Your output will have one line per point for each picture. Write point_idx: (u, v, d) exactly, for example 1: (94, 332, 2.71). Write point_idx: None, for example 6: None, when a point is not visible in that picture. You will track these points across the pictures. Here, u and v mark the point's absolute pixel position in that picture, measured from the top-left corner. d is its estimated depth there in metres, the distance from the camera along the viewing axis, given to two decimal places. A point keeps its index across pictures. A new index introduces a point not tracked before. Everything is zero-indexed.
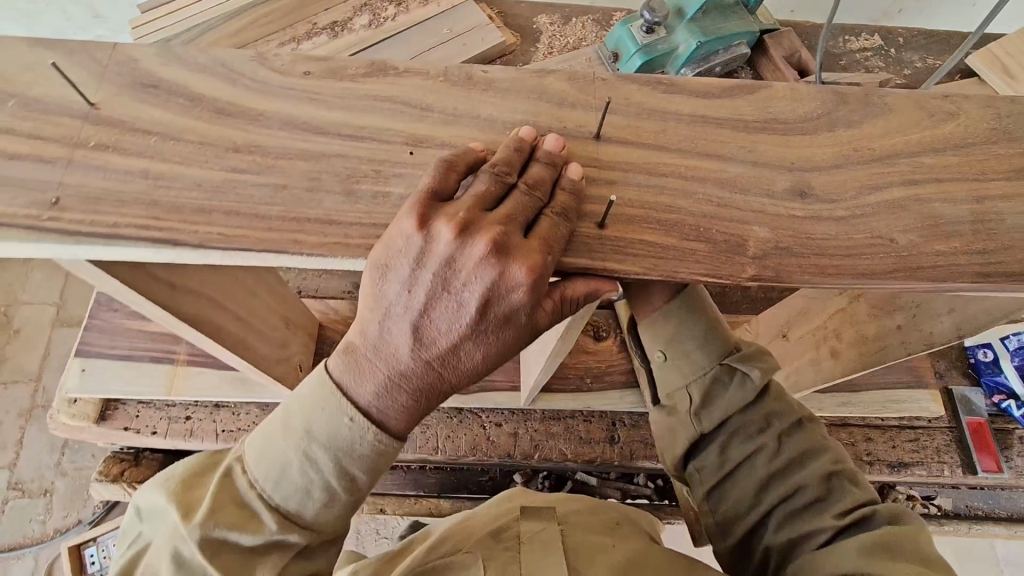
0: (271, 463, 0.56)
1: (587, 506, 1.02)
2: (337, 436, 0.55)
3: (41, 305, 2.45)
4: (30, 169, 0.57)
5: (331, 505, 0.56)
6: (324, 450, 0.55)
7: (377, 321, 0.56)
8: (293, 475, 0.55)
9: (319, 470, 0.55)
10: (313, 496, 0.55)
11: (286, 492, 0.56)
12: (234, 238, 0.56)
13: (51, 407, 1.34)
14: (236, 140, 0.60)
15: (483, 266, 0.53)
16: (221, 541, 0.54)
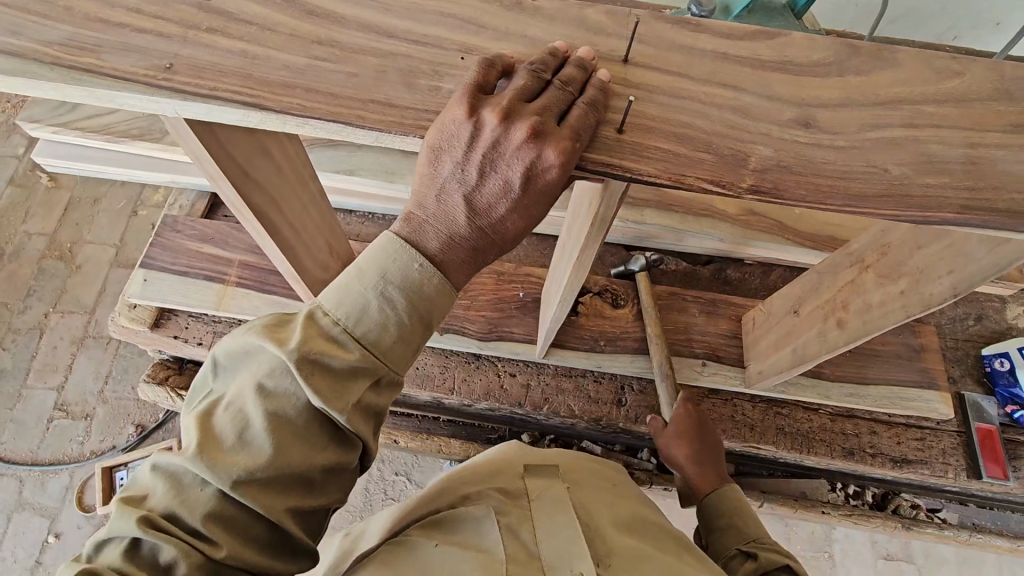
0: (350, 304, 0.65)
1: (589, 468, 1.07)
2: (408, 278, 0.66)
3: (102, 244, 2.65)
4: (153, 40, 0.69)
5: (402, 336, 0.66)
6: (397, 288, 0.65)
7: (434, 193, 0.68)
8: (370, 310, 0.65)
9: (393, 306, 0.65)
10: (384, 327, 0.65)
11: (365, 327, 0.64)
12: (310, 108, 0.66)
13: (114, 308, 1.49)
14: (319, 35, 0.71)
15: (526, 149, 0.64)
16: (314, 364, 0.61)
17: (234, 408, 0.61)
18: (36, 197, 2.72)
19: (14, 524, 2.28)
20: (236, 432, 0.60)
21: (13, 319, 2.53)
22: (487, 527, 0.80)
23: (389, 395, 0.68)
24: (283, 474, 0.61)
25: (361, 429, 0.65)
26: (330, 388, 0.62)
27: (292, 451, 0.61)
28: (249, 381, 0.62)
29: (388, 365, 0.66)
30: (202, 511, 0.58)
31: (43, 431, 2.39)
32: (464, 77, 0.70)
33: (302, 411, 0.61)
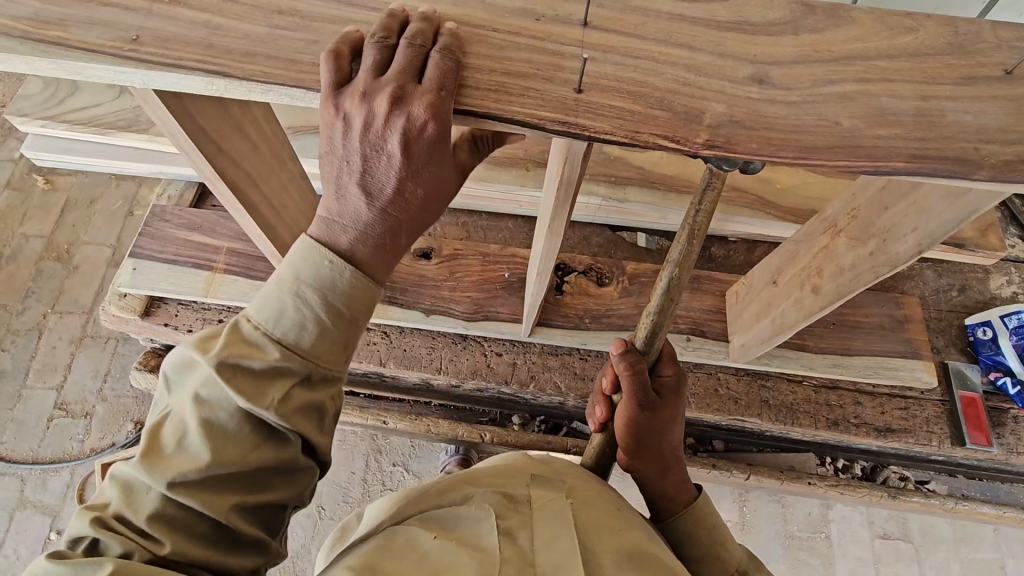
0: (270, 306, 0.68)
1: (593, 482, 1.04)
2: (321, 276, 0.68)
3: (98, 244, 2.68)
4: (118, 12, 0.71)
5: (324, 332, 0.68)
6: (310, 287, 0.68)
7: (334, 199, 0.72)
8: (286, 312, 0.68)
9: (308, 304, 0.68)
10: (307, 330, 0.68)
11: (284, 326, 0.68)
12: (270, 74, 0.68)
13: (105, 297, 1.52)
14: (281, 4, 0.73)
15: (393, 122, 0.67)
16: (234, 367, 0.65)
17: (173, 417, 0.65)
18: (33, 198, 2.75)
19: (16, 523, 2.30)
20: (173, 438, 0.64)
21: (12, 319, 2.56)
22: (485, 528, 0.80)
23: (324, 391, 0.70)
24: (220, 473, 0.64)
25: (295, 425, 0.67)
26: (247, 384, 0.64)
27: (224, 450, 0.64)
28: (186, 394, 0.66)
29: (311, 360, 0.68)
30: (148, 510, 0.62)
31: (44, 430, 2.41)
32: None
33: (233, 416, 0.64)
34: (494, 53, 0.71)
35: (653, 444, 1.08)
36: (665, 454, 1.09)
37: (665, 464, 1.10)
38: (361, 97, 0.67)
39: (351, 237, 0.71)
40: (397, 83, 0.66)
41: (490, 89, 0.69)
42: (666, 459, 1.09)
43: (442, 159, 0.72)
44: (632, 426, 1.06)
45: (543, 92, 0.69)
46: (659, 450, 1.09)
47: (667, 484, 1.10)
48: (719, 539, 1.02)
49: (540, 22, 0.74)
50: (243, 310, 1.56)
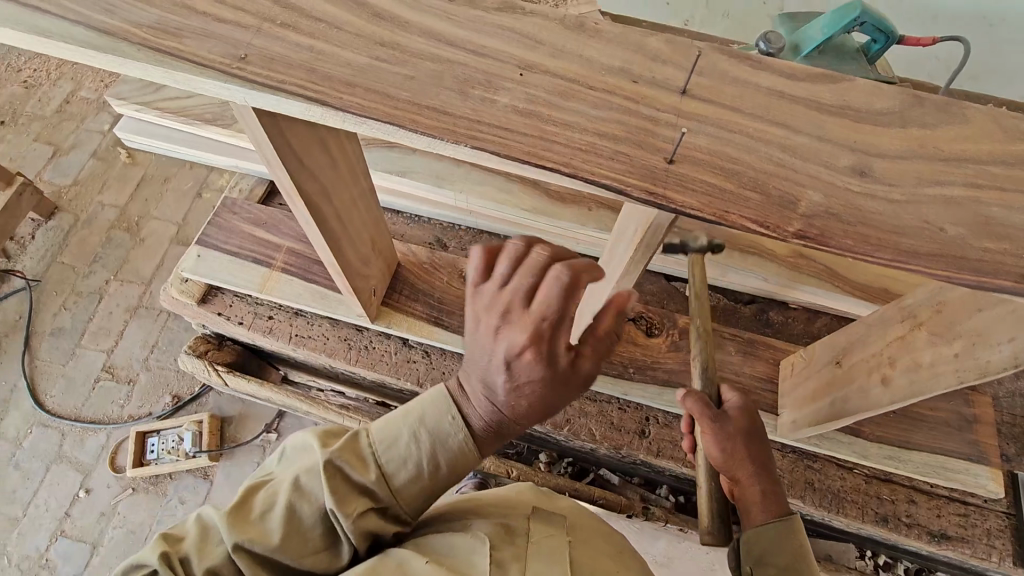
0: (389, 431, 0.81)
1: (593, 521, 0.99)
2: (441, 428, 0.80)
3: (165, 221, 2.81)
4: (231, 30, 0.74)
5: (418, 480, 0.81)
6: (428, 432, 0.80)
7: (461, 378, 0.79)
8: (400, 443, 0.81)
9: (418, 448, 0.80)
10: (406, 468, 0.80)
11: (393, 458, 0.80)
12: (365, 108, 0.69)
13: (167, 280, 1.57)
14: (384, 38, 0.74)
15: (515, 348, 0.68)
16: (337, 470, 0.78)
17: (269, 490, 0.79)
18: (114, 170, 2.91)
19: (51, 475, 2.40)
20: (262, 509, 0.77)
21: (77, 281, 2.69)
22: (478, 557, 0.79)
23: (389, 524, 0.83)
24: (279, 560, 0.76)
25: (353, 544, 0.79)
26: (343, 498, 0.77)
27: (291, 543, 0.76)
28: (288, 476, 0.79)
29: (394, 498, 0.81)
30: (213, 561, 0.75)
31: (89, 389, 2.52)
32: (517, 92, 0.71)
33: (315, 517, 0.77)
34: (588, 112, 0.70)
35: (736, 457, 0.98)
36: (753, 469, 0.99)
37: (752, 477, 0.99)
38: (499, 309, 0.68)
39: (475, 418, 0.79)
40: (526, 317, 0.67)
41: (580, 148, 0.67)
42: (755, 473, 0.98)
43: (559, 385, 0.72)
44: (714, 444, 0.99)
45: (634, 158, 0.67)
46: (747, 462, 0.98)
47: (757, 494, 0.98)
48: (801, 557, 0.91)
49: (637, 83, 0.72)
50: (294, 310, 1.58)
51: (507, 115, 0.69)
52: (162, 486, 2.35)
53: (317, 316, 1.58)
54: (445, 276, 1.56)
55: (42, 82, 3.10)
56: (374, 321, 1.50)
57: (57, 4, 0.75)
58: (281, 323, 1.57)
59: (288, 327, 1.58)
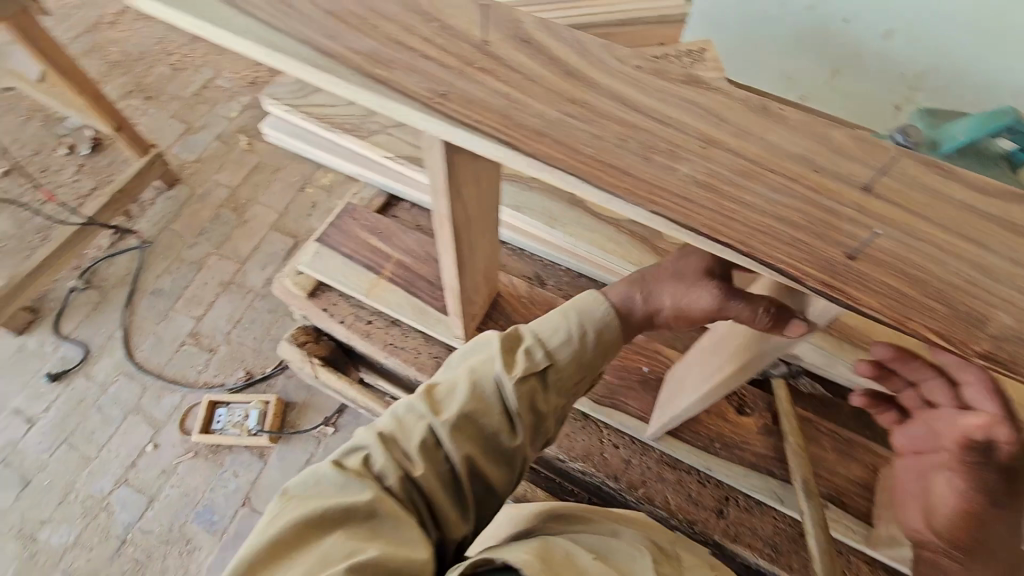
0: (542, 325, 0.98)
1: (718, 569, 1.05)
2: (588, 316, 0.98)
3: (269, 208, 3.01)
4: (437, 68, 0.80)
5: (568, 350, 0.96)
6: (576, 319, 0.98)
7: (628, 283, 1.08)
8: (554, 330, 0.97)
9: (568, 329, 0.97)
10: (557, 335, 0.96)
11: (550, 342, 0.95)
12: (553, 159, 0.72)
13: (284, 271, 1.69)
14: (574, 95, 0.78)
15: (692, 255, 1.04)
16: (507, 346, 0.94)
17: (447, 380, 0.92)
18: (233, 154, 3.17)
19: (127, 424, 2.51)
20: (446, 391, 0.91)
21: (184, 249, 2.91)
22: (636, 563, 0.84)
23: (549, 398, 0.95)
24: (470, 423, 0.88)
25: (525, 412, 0.91)
26: (510, 364, 0.92)
27: (476, 406, 0.89)
28: (462, 369, 0.93)
29: (552, 368, 0.94)
30: (418, 439, 0.85)
31: (173, 351, 2.67)
32: (699, 164, 0.73)
33: (494, 385, 0.90)
34: (770, 195, 0.70)
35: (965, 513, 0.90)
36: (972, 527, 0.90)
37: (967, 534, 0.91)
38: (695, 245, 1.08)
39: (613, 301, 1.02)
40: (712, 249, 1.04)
41: (759, 229, 0.68)
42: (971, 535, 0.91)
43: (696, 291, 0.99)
44: (951, 491, 0.92)
45: (813, 248, 0.67)
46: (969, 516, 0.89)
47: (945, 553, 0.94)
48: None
49: (819, 174, 0.72)
50: (392, 319, 1.64)
51: (688, 185, 0.71)
52: (223, 455, 2.45)
53: (413, 329, 1.63)
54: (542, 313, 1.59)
55: (187, 67, 3.44)
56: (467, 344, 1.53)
57: (290, 26, 0.84)
58: (378, 329, 1.64)
59: (384, 334, 1.64)
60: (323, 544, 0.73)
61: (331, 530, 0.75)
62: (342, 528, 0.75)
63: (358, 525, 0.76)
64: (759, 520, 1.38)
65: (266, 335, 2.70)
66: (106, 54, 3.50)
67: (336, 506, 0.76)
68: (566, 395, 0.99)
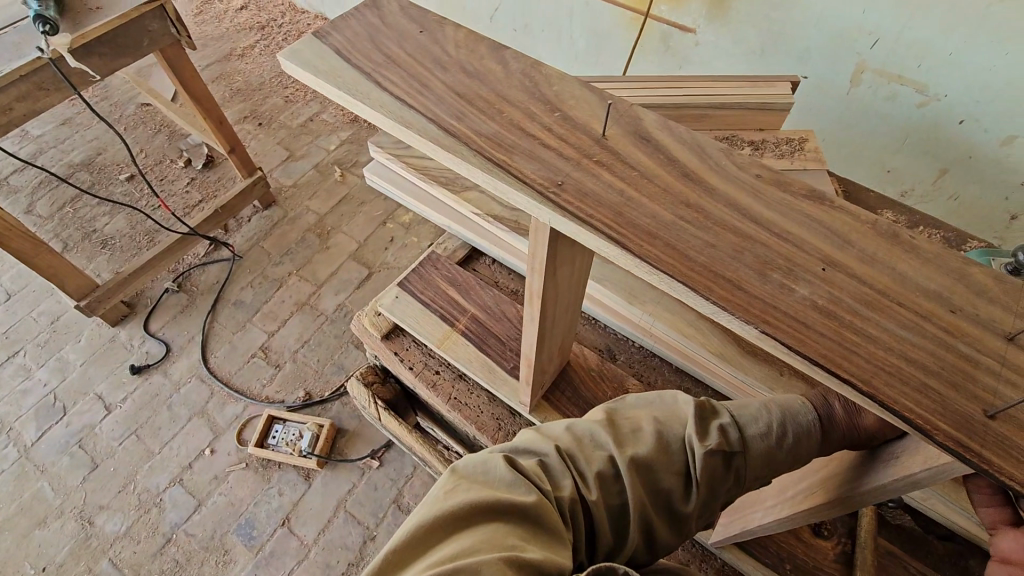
0: (741, 404, 0.80)
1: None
2: (792, 409, 0.78)
3: (350, 237, 3.18)
4: (557, 158, 0.83)
5: (766, 438, 0.75)
6: (779, 409, 0.78)
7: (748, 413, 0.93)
8: (752, 407, 0.79)
9: (769, 414, 0.77)
10: (757, 423, 0.76)
11: (747, 419, 0.77)
12: (664, 261, 0.71)
13: (364, 308, 1.75)
14: (690, 199, 0.78)
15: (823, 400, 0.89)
16: (702, 408, 0.78)
17: (630, 418, 0.79)
18: (327, 184, 3.39)
19: (190, 425, 2.60)
20: (629, 428, 0.77)
21: (269, 266, 3.08)
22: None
23: (734, 480, 0.74)
24: (648, 471, 0.72)
25: (707, 480, 0.72)
26: (703, 431, 0.74)
27: (659, 456, 0.73)
28: (649, 412, 0.80)
29: (749, 453, 0.74)
30: (594, 465, 0.72)
31: (244, 362, 2.79)
32: (819, 287, 0.69)
33: (680, 443, 0.74)
34: (897, 332, 0.66)
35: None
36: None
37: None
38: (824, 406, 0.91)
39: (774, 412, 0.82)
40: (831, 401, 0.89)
41: (884, 368, 0.63)
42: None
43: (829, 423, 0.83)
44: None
45: (946, 399, 0.62)
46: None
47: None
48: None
49: (953, 314, 0.68)
50: (459, 373, 1.65)
51: (805, 308, 0.68)
52: (270, 471, 2.47)
53: (478, 386, 1.63)
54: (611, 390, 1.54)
55: (298, 101, 3.78)
56: (530, 411, 1.51)
57: (423, 105, 0.91)
58: (443, 380, 1.65)
59: (448, 386, 1.65)
60: (484, 532, 0.59)
61: (493, 524, 0.61)
62: (505, 523, 0.61)
63: (523, 527, 0.61)
64: None
65: (330, 358, 2.78)
66: (232, 82, 3.87)
67: (507, 498, 0.63)
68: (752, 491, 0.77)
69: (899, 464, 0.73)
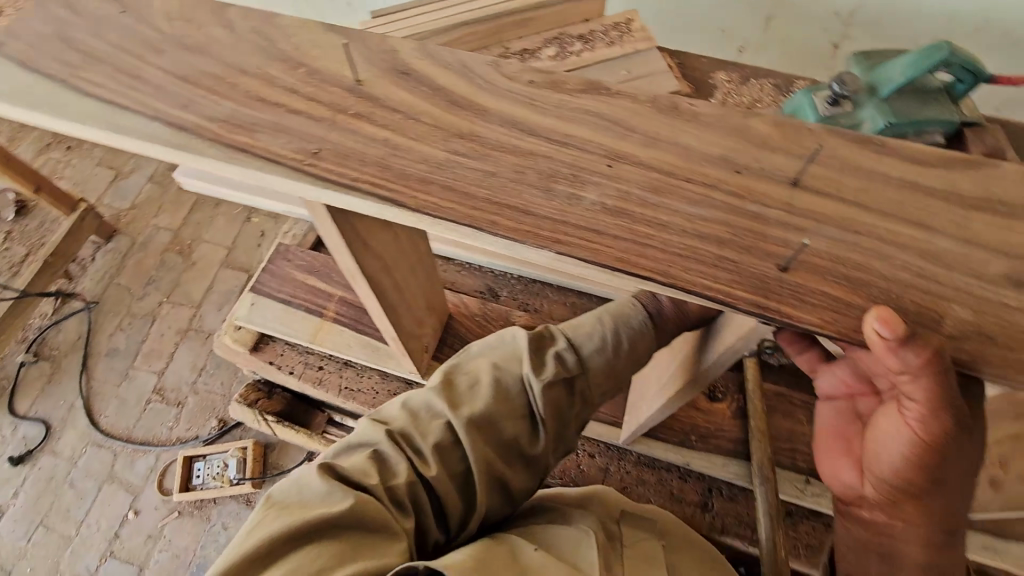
0: (576, 319, 0.78)
1: (691, 538, 0.88)
2: (623, 311, 0.78)
3: (217, 245, 2.82)
4: (304, 122, 0.70)
5: (603, 351, 0.74)
6: (612, 314, 0.77)
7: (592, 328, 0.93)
8: (586, 321, 0.77)
9: (603, 324, 0.76)
10: (592, 339, 0.75)
11: (582, 336, 0.75)
12: (444, 208, 0.64)
13: (222, 327, 1.57)
14: (462, 128, 0.69)
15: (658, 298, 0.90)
16: (537, 340, 0.75)
17: (467, 369, 0.74)
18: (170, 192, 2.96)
19: (102, 495, 2.36)
20: (465, 382, 0.72)
21: (134, 301, 2.71)
22: (585, 550, 0.68)
23: (579, 403, 0.74)
24: (489, 426, 0.70)
25: (550, 416, 0.71)
26: (539, 365, 0.72)
27: (498, 407, 0.70)
28: (486, 356, 0.75)
29: (585, 373, 0.74)
30: (429, 438, 0.68)
31: (140, 410, 2.51)
32: (607, 187, 0.64)
33: (518, 385, 0.72)
34: (688, 210, 0.63)
35: (921, 455, 0.55)
36: (937, 469, 0.56)
37: (919, 488, 0.57)
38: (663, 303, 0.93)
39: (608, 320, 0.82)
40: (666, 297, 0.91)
41: (679, 254, 0.61)
42: (931, 484, 0.57)
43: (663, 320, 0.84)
44: (895, 434, 0.57)
45: (742, 266, 0.60)
46: (931, 470, 0.55)
47: (919, 550, 0.61)
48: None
49: (740, 175, 0.65)
50: (344, 361, 1.55)
51: (595, 214, 0.63)
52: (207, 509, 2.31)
53: (367, 367, 1.54)
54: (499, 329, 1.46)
55: None
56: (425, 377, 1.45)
57: (135, 97, 0.74)
58: (330, 374, 1.55)
59: (337, 377, 1.55)
60: (293, 564, 0.54)
61: (304, 548, 0.56)
62: (319, 545, 0.56)
63: (343, 540, 0.57)
64: (744, 505, 1.36)
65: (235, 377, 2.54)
66: None
67: (317, 516, 0.57)
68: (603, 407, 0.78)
69: (727, 333, 0.74)
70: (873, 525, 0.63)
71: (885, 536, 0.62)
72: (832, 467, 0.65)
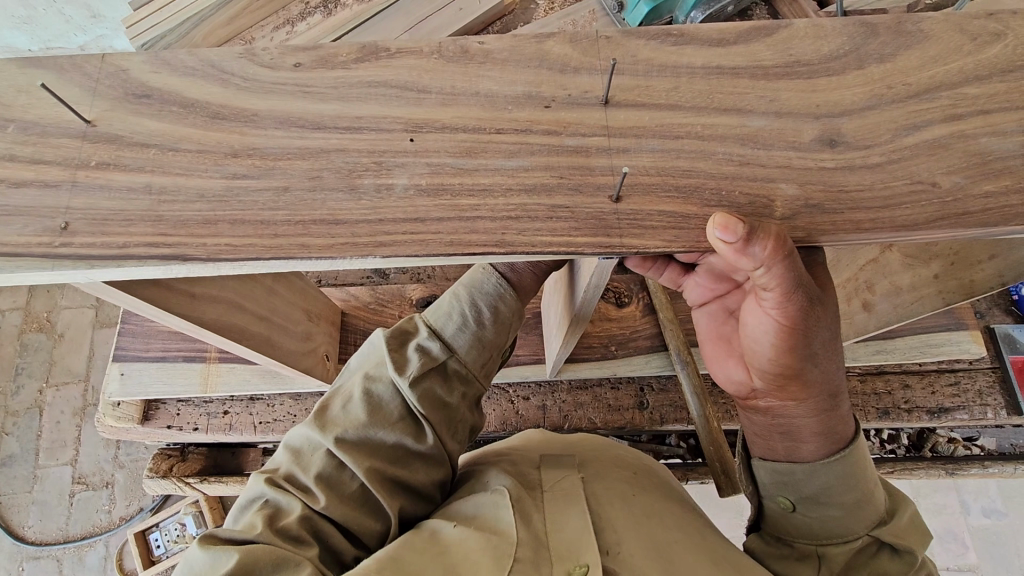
0: (435, 305, 0.83)
1: (607, 453, 0.94)
2: (475, 279, 0.83)
3: (79, 307, 2.47)
4: (37, 196, 0.57)
5: (465, 327, 0.80)
6: (464, 288, 0.83)
7: None
8: (443, 304, 0.82)
9: (458, 300, 0.81)
10: (451, 319, 0.81)
11: (442, 320, 0.81)
12: (242, 248, 0.54)
13: (98, 410, 1.36)
14: (234, 144, 0.58)
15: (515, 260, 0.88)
16: (399, 341, 0.79)
17: (345, 392, 0.78)
18: None
19: None
20: (342, 405, 0.76)
21: (7, 401, 2.37)
22: (502, 510, 0.72)
23: (456, 387, 0.79)
24: (374, 439, 0.74)
25: (430, 410, 0.76)
26: (403, 363, 0.77)
27: (378, 418, 0.75)
28: (358, 373, 0.79)
29: (453, 354, 0.79)
30: (314, 470, 0.71)
31: (67, 507, 2.28)
32: (417, 165, 0.57)
33: (391, 390, 0.76)
34: (507, 166, 0.58)
35: (785, 336, 0.60)
36: (802, 346, 0.61)
37: (792, 367, 0.62)
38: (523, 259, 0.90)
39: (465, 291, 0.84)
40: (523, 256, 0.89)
41: (509, 218, 0.56)
42: (799, 363, 0.62)
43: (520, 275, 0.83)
44: (763, 324, 0.62)
45: (575, 209, 0.56)
46: (795, 350, 0.60)
47: (812, 419, 0.67)
48: (870, 488, 0.67)
49: (551, 109, 0.59)
50: (249, 396, 1.44)
51: (413, 200, 0.56)
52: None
53: (277, 395, 1.44)
54: (397, 310, 1.35)
55: None
56: None
57: None
58: (240, 414, 1.44)
59: (248, 415, 1.44)
60: None
61: None
62: None
63: None
64: (675, 391, 1.43)
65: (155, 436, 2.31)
66: None
67: None
68: (487, 378, 0.83)
69: (584, 273, 0.75)
70: (768, 410, 0.69)
71: (781, 418, 0.68)
72: (722, 367, 0.73)
